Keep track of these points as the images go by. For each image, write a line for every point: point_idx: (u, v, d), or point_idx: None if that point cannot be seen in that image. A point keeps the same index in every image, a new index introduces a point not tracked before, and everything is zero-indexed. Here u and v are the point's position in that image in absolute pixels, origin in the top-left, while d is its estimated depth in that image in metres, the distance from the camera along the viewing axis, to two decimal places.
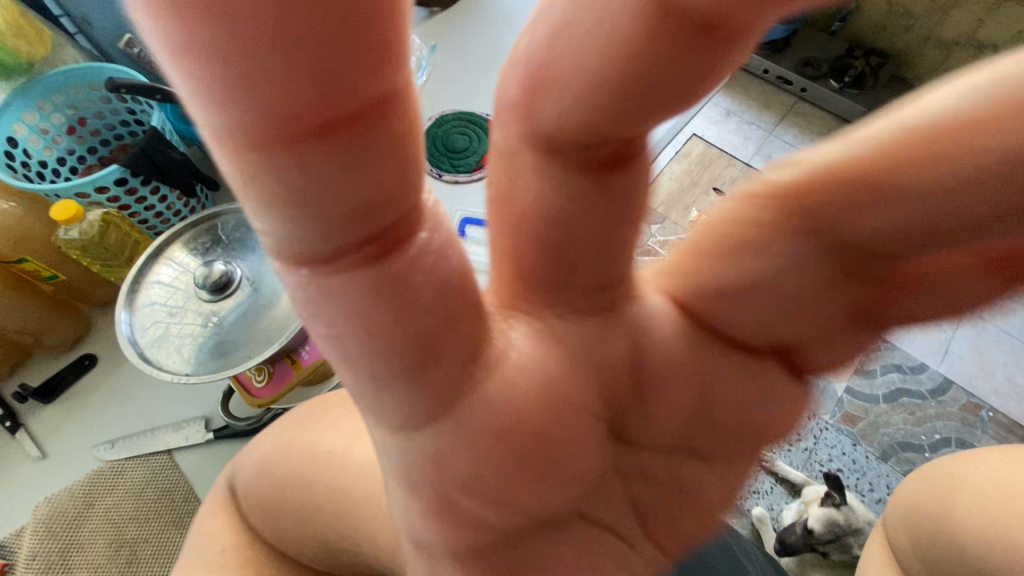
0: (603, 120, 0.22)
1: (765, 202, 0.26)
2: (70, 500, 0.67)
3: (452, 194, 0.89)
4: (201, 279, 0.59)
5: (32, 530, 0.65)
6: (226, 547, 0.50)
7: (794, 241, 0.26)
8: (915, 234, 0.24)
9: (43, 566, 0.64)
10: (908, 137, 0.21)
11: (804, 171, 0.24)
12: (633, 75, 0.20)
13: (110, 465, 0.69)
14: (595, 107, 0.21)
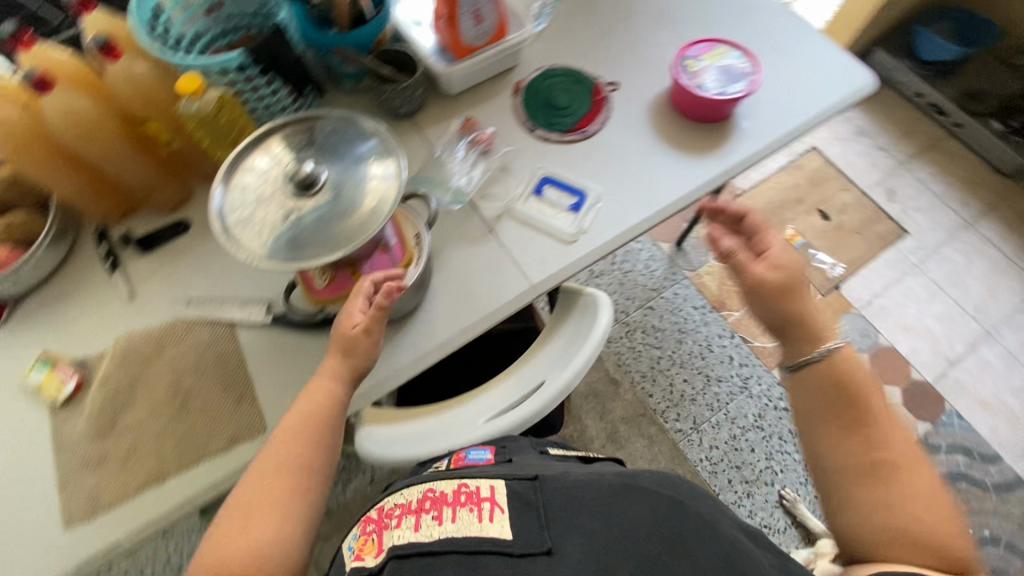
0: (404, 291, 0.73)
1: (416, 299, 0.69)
2: (146, 340, 0.75)
3: (540, 150, 0.90)
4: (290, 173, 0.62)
5: (112, 357, 0.74)
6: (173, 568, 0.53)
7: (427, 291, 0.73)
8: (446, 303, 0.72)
9: (111, 390, 0.72)
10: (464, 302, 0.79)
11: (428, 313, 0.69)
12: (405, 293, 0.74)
13: (184, 320, 0.77)
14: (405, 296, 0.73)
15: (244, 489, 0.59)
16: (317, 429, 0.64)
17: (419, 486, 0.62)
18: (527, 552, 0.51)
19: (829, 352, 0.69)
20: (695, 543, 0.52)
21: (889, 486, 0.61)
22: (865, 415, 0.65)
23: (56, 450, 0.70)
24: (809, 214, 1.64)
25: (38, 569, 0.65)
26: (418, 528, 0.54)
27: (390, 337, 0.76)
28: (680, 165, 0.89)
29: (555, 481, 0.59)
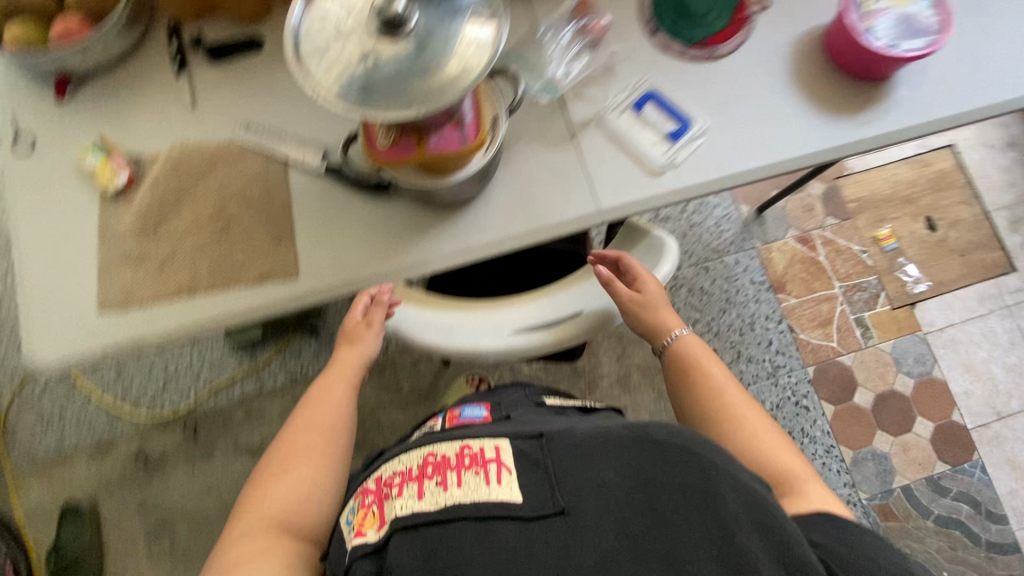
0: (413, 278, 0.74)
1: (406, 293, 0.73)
2: (200, 155, 0.73)
3: (653, 60, 0.78)
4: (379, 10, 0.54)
5: (163, 163, 0.73)
6: (242, 539, 0.58)
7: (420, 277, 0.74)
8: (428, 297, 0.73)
9: (159, 195, 0.72)
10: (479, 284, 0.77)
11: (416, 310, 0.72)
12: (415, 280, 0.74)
13: (239, 144, 0.74)
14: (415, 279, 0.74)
15: (286, 439, 0.66)
16: (347, 390, 0.72)
17: (418, 450, 0.58)
18: (539, 516, 0.49)
19: (669, 341, 0.75)
20: (708, 490, 0.49)
21: (728, 429, 0.67)
22: (699, 378, 0.72)
23: (100, 237, 0.71)
24: (914, 219, 1.46)
25: (71, 342, 0.68)
26: (421, 497, 0.51)
27: (439, 220, 0.72)
28: (806, 121, 0.76)
29: (562, 437, 0.55)
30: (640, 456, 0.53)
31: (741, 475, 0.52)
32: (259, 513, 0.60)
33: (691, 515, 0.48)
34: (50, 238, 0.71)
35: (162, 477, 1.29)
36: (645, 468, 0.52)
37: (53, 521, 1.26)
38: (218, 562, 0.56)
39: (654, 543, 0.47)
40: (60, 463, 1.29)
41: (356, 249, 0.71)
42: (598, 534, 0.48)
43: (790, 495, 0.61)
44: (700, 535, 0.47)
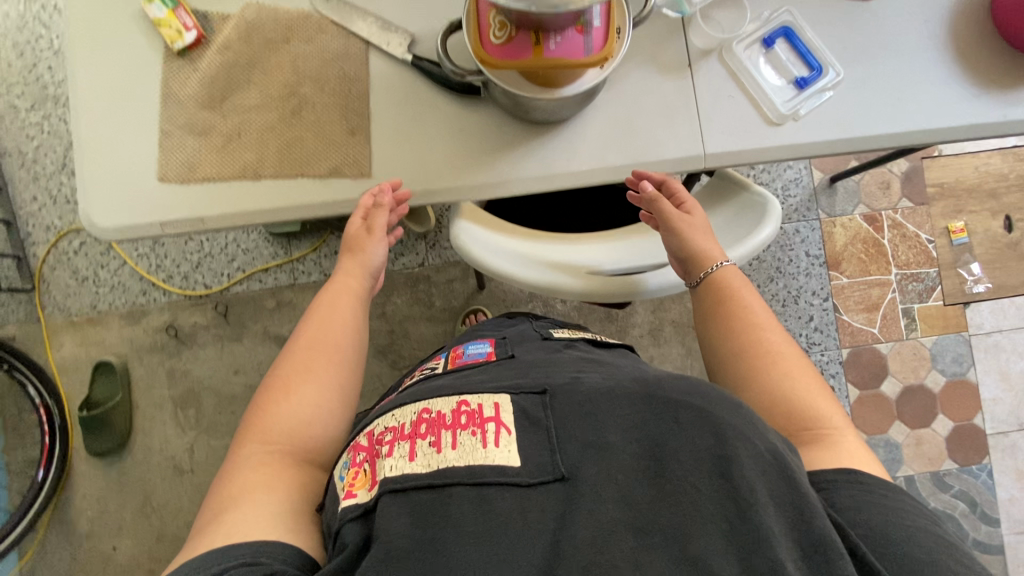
0: (482, 214, 0.73)
1: (477, 217, 0.71)
2: (274, 23, 0.66)
3: None
4: None
5: (235, 25, 0.66)
6: (246, 463, 0.52)
7: (481, 214, 0.73)
8: (494, 224, 0.72)
9: (228, 62, 0.65)
10: (534, 233, 0.74)
11: (491, 233, 0.71)
12: (482, 215, 0.73)
13: (318, 16, 0.67)
14: (482, 216, 0.73)
15: (290, 360, 0.59)
16: (353, 310, 0.65)
17: (412, 404, 0.50)
18: (538, 482, 0.42)
19: (712, 271, 0.62)
20: (721, 452, 0.42)
21: (763, 367, 0.56)
22: (735, 311, 0.60)
23: (162, 100, 0.65)
24: (992, 215, 1.37)
25: (128, 208, 0.65)
26: (414, 459, 0.44)
27: (529, 138, 0.66)
28: (952, 89, 0.68)
29: (566, 393, 0.48)
30: (649, 416, 0.45)
31: (761, 438, 0.44)
32: (261, 440, 0.53)
33: (701, 481, 0.41)
34: (108, 92, 0.66)
35: (191, 351, 1.31)
36: (653, 428, 0.44)
37: (85, 376, 1.31)
38: (216, 490, 0.50)
39: (659, 511, 0.41)
40: (93, 322, 1.31)
41: (433, 157, 0.66)
42: (601, 507, 0.41)
43: (816, 445, 0.51)
44: (709, 501, 0.41)
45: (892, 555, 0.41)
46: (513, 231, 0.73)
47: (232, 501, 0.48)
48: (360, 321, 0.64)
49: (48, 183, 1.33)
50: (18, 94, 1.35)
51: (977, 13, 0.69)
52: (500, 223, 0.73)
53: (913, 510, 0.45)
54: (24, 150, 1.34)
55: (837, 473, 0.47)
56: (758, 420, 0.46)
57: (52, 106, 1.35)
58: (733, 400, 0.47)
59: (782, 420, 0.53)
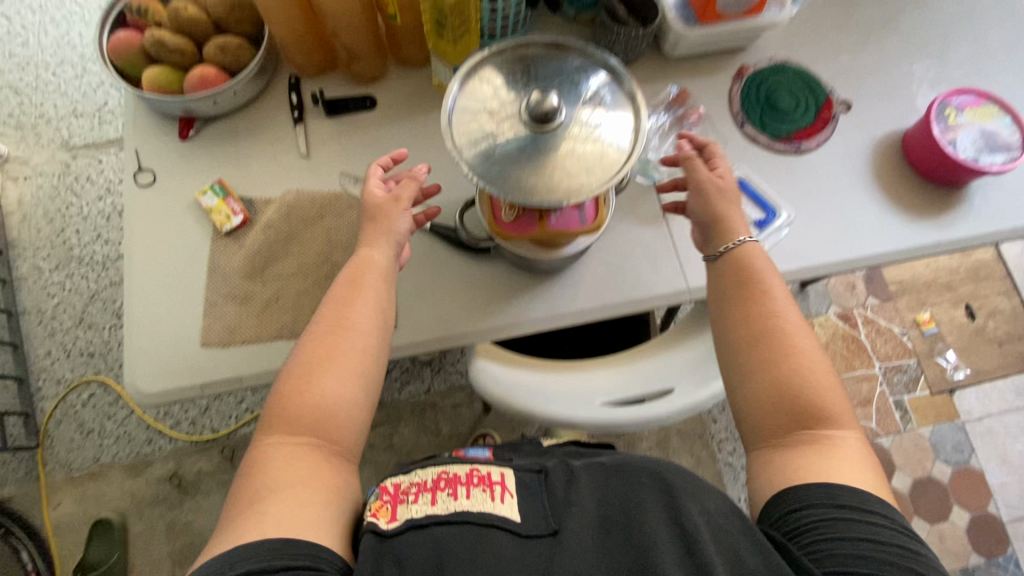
0: (503, 351, 0.80)
1: (497, 354, 0.78)
2: (310, 203, 0.77)
3: (743, 149, 0.83)
4: (532, 101, 0.55)
5: (276, 207, 0.76)
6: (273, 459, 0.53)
7: (501, 351, 0.79)
8: (514, 358, 0.79)
9: (269, 238, 0.75)
10: (549, 363, 0.81)
11: (509, 367, 0.77)
12: (503, 352, 0.79)
13: (347, 195, 0.78)
14: (503, 353, 0.79)
15: (310, 345, 0.59)
16: (378, 287, 0.64)
17: (434, 463, 0.57)
18: (534, 535, 0.50)
19: (735, 246, 0.67)
20: (676, 505, 0.52)
21: (777, 358, 0.60)
22: (753, 293, 0.64)
23: (210, 273, 0.74)
24: (954, 305, 1.48)
25: (172, 373, 0.70)
26: (435, 503, 0.52)
27: (535, 285, 0.75)
28: (886, 218, 0.80)
29: (558, 467, 0.58)
30: (617, 483, 0.55)
31: (713, 497, 0.54)
32: (285, 430, 0.55)
33: (660, 527, 0.50)
34: (163, 270, 0.74)
35: (194, 500, 1.28)
36: (621, 492, 0.54)
37: (80, 537, 1.25)
38: (246, 484, 0.52)
39: (621, 552, 0.49)
40: (93, 477, 1.28)
41: (452, 306, 0.74)
42: (580, 555, 0.49)
43: (803, 446, 0.56)
44: (665, 543, 0.49)
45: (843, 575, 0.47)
46: (531, 363, 0.80)
47: (254, 499, 0.50)
48: (383, 300, 0.64)
49: (64, 338, 1.38)
50: (44, 256, 1.44)
51: (895, 155, 0.83)
52: (518, 355, 0.80)
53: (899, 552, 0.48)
54: (44, 308, 1.41)
55: (827, 495, 0.52)
56: (706, 484, 0.56)
57: (76, 266, 1.44)
58: (688, 471, 0.57)
59: (791, 412, 0.58)
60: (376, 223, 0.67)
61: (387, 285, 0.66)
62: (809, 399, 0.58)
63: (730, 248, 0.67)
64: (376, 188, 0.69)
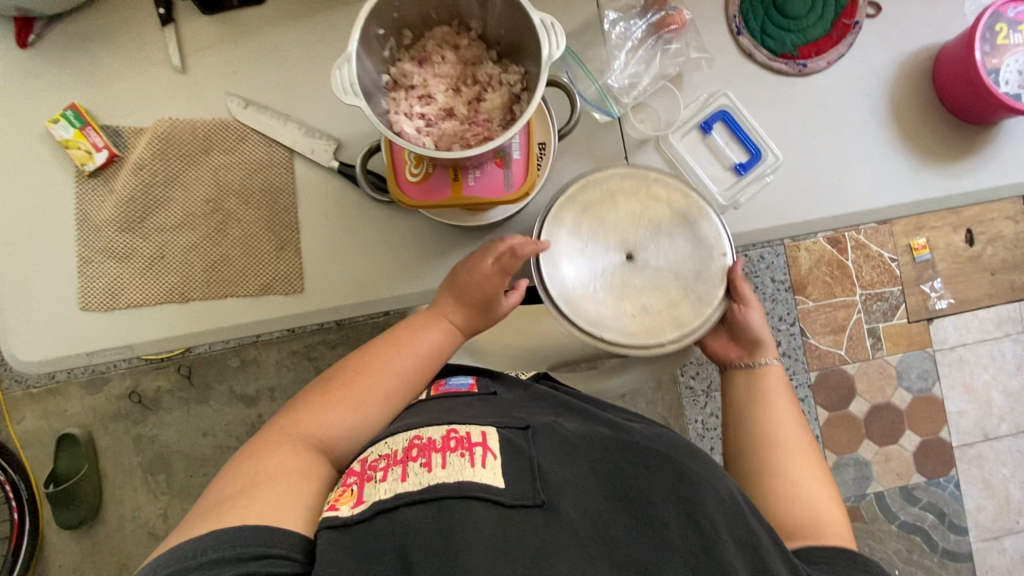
0: None
1: None
2: (190, 134, 0.63)
3: (733, 68, 0.66)
4: None
5: (148, 141, 0.62)
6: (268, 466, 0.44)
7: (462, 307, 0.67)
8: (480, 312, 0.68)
9: (145, 181, 0.62)
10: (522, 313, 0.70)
11: None
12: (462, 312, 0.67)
13: (237, 124, 0.63)
14: None
15: (351, 369, 0.53)
16: (440, 343, 0.56)
17: (404, 432, 0.47)
18: (519, 505, 0.40)
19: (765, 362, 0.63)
20: (685, 489, 0.43)
21: (771, 448, 0.56)
22: (766, 404, 0.59)
23: (78, 225, 0.62)
24: (953, 230, 1.32)
25: (51, 340, 0.62)
26: (406, 479, 0.41)
27: (466, 242, 0.65)
28: (895, 163, 0.67)
29: (548, 430, 0.48)
30: (620, 459, 0.46)
31: (726, 479, 0.46)
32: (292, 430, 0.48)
33: (670, 517, 0.41)
34: (18, 220, 0.62)
35: (156, 417, 1.29)
36: (624, 468, 0.45)
37: (50, 448, 1.28)
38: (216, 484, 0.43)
39: (631, 542, 0.40)
40: (53, 393, 1.28)
41: (369, 265, 0.64)
42: (575, 532, 0.39)
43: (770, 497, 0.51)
44: (679, 541, 0.40)
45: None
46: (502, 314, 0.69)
47: (245, 489, 0.41)
48: (434, 359, 0.56)
49: None
50: None
51: (917, 83, 0.67)
52: None
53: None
54: None
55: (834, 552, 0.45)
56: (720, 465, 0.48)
57: None
58: (696, 451, 0.49)
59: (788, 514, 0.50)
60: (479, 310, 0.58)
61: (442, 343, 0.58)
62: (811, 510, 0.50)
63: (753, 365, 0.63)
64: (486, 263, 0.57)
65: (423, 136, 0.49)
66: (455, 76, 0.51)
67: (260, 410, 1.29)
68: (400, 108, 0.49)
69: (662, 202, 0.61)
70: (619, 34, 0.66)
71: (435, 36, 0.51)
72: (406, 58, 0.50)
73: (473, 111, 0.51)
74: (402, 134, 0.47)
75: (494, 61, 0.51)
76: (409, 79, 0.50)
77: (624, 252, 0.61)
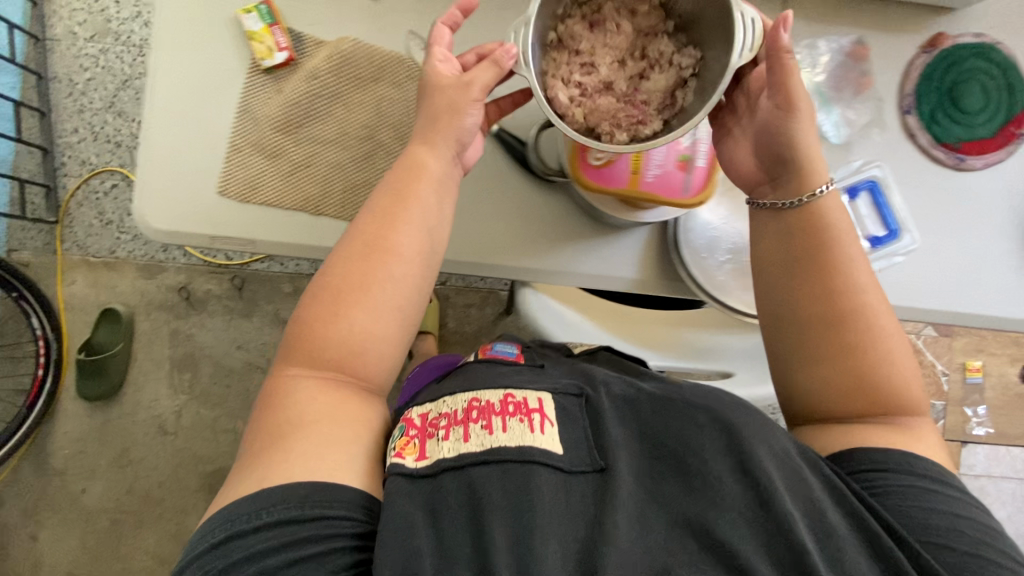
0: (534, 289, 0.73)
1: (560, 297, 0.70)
2: (367, 60, 0.64)
3: (893, 143, 0.67)
4: None
5: (328, 54, 0.64)
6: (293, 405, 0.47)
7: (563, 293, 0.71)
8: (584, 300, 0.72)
9: (314, 90, 0.64)
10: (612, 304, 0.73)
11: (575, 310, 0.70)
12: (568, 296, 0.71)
13: (412, 63, 0.65)
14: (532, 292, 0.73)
15: (342, 271, 0.51)
16: (424, 215, 0.54)
17: (464, 391, 0.49)
18: (579, 470, 0.43)
19: (801, 201, 0.53)
20: (736, 450, 0.43)
21: (845, 337, 0.52)
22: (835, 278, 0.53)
23: (239, 115, 0.64)
24: (1011, 362, 1.38)
25: (185, 216, 0.64)
26: (468, 440, 0.44)
27: (593, 234, 0.65)
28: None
29: (604, 396, 0.48)
30: (665, 418, 0.46)
31: (779, 435, 0.46)
32: (307, 364, 0.49)
33: (723, 474, 0.42)
34: (184, 94, 0.64)
35: (199, 317, 1.31)
36: (673, 430, 0.45)
37: (91, 318, 1.30)
38: (261, 418, 0.48)
39: (685, 500, 0.42)
40: (109, 267, 1.30)
41: (491, 229, 0.64)
42: (635, 494, 0.43)
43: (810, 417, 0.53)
44: (733, 497, 0.42)
45: (932, 544, 0.43)
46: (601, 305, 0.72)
47: (278, 434, 0.45)
48: (424, 223, 0.54)
49: (92, 118, 1.29)
50: (79, 21, 1.29)
51: None
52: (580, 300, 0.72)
53: (954, 493, 0.46)
54: (75, 80, 1.29)
55: (887, 454, 0.47)
56: (770, 420, 0.47)
57: (113, 42, 1.29)
58: (745, 401, 0.47)
59: (858, 400, 0.50)
60: (436, 127, 0.54)
61: (444, 193, 0.55)
62: (875, 387, 0.50)
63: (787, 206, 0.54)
64: (444, 57, 0.54)
65: (573, 106, 0.50)
66: (623, 48, 0.52)
67: None
68: (558, 72, 0.51)
69: None
70: (826, 53, 0.65)
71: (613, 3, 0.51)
72: (578, 17, 0.51)
73: (632, 88, 0.52)
74: (554, 100, 0.49)
75: (671, 36, 0.51)
76: (575, 43, 0.51)
77: None
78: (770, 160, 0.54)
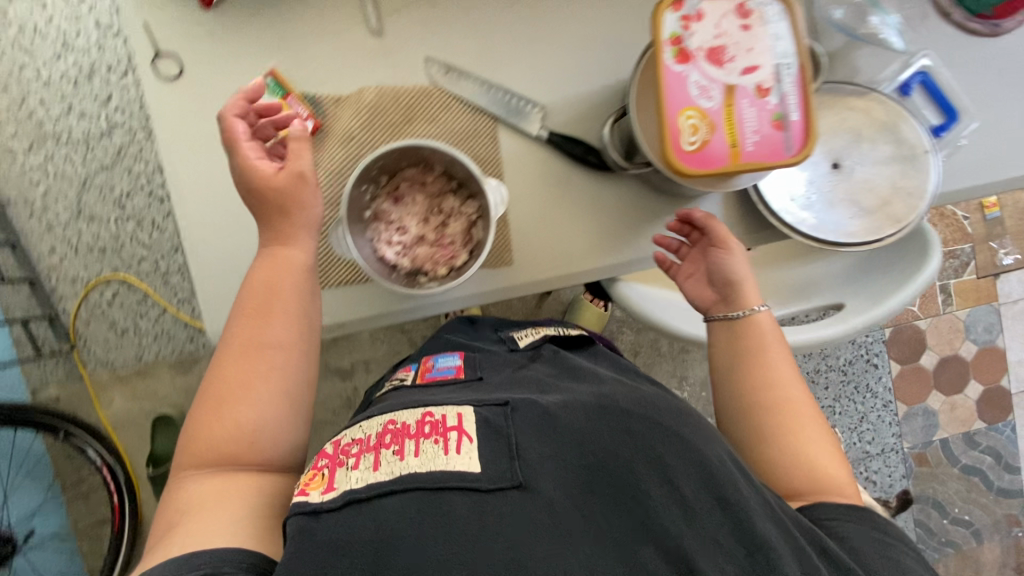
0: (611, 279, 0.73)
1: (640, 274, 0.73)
2: (394, 103, 0.60)
3: (929, 27, 0.65)
4: None
5: (354, 110, 0.60)
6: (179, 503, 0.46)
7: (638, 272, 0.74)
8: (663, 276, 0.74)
9: (353, 152, 0.60)
10: None
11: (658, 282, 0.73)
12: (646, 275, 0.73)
13: (440, 91, 0.61)
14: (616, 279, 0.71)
15: (222, 371, 0.51)
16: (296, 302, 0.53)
17: (380, 416, 0.46)
18: (495, 488, 0.38)
19: (743, 313, 0.59)
20: (666, 461, 0.41)
21: (784, 420, 0.56)
22: (765, 372, 0.58)
23: None
24: None
25: None
26: (378, 468, 0.40)
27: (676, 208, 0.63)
28: None
29: (528, 404, 0.45)
30: (602, 427, 0.43)
31: (716, 445, 0.44)
32: (197, 460, 0.48)
33: (653, 484, 0.39)
34: (215, 195, 0.59)
35: None
36: (605, 438, 0.42)
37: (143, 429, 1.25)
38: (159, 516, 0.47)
39: (614, 518, 0.38)
40: (141, 375, 1.25)
41: (573, 236, 0.62)
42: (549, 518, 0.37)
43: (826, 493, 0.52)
44: (662, 510, 0.39)
45: None
46: None
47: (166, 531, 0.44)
48: (302, 316, 0.53)
49: (64, 232, 1.21)
50: (12, 134, 1.19)
51: None
52: None
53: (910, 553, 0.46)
54: (31, 198, 1.20)
55: (851, 510, 0.49)
56: (707, 433, 0.45)
57: (55, 145, 1.20)
58: (686, 414, 0.47)
59: (807, 467, 0.54)
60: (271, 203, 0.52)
61: (310, 282, 0.54)
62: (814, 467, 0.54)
63: (734, 317, 0.60)
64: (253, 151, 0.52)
65: (400, 259, 0.59)
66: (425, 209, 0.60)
67: (355, 383, 1.28)
68: (379, 238, 0.58)
69: (860, 111, 0.62)
70: None
71: (406, 177, 0.58)
72: (384, 197, 0.59)
73: (439, 235, 0.60)
74: (383, 260, 0.58)
75: (456, 193, 0.59)
76: (387, 215, 0.59)
77: (829, 160, 0.62)
78: (721, 286, 0.60)
